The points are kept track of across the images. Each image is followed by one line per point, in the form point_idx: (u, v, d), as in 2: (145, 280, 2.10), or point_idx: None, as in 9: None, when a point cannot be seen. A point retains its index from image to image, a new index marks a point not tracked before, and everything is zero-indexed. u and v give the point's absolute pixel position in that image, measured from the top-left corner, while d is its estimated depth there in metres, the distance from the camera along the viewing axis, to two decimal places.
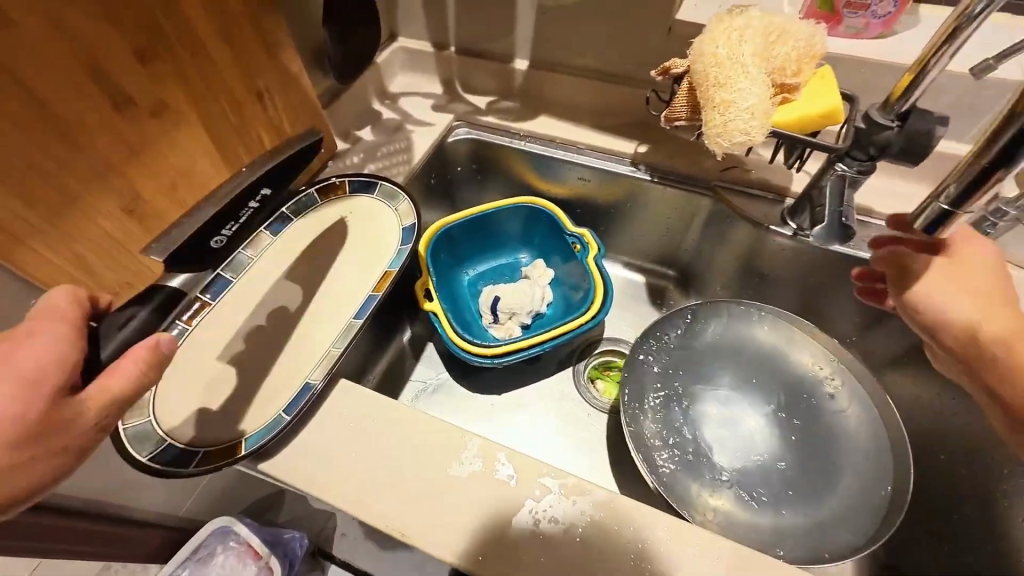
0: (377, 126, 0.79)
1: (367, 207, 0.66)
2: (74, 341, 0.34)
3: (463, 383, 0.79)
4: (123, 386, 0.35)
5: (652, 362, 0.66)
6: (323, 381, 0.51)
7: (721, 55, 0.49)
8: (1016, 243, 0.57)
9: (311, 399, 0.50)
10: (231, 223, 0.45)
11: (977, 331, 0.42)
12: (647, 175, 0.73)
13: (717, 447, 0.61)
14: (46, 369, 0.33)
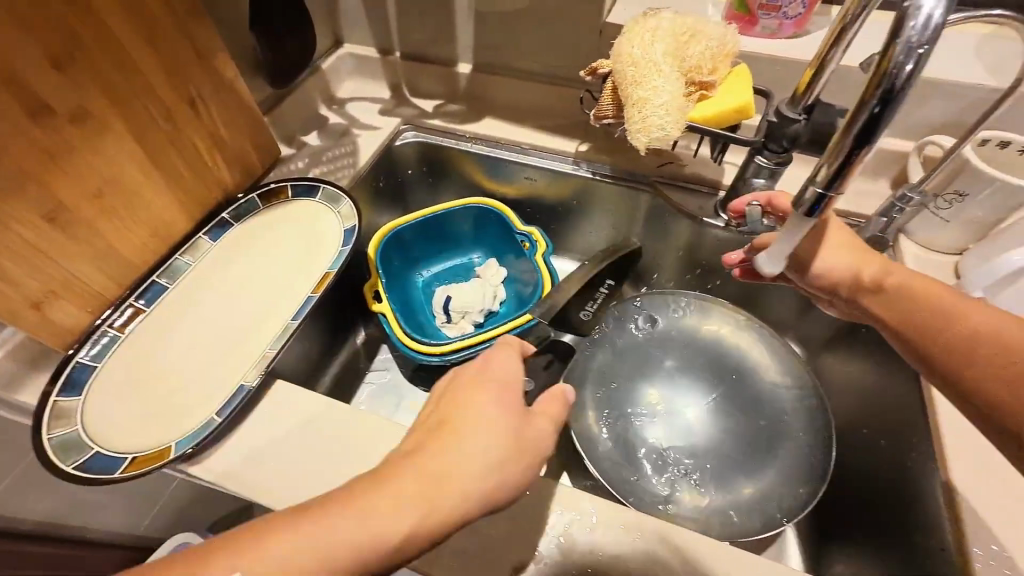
0: (323, 131, 0.80)
1: (308, 211, 0.67)
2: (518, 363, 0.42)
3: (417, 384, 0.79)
4: (558, 411, 0.41)
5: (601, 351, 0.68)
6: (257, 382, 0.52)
7: (636, 55, 0.52)
8: (924, 225, 0.61)
9: (243, 401, 0.50)
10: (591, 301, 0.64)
11: (861, 276, 0.49)
12: (588, 172, 0.75)
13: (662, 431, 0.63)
14: (510, 381, 0.40)
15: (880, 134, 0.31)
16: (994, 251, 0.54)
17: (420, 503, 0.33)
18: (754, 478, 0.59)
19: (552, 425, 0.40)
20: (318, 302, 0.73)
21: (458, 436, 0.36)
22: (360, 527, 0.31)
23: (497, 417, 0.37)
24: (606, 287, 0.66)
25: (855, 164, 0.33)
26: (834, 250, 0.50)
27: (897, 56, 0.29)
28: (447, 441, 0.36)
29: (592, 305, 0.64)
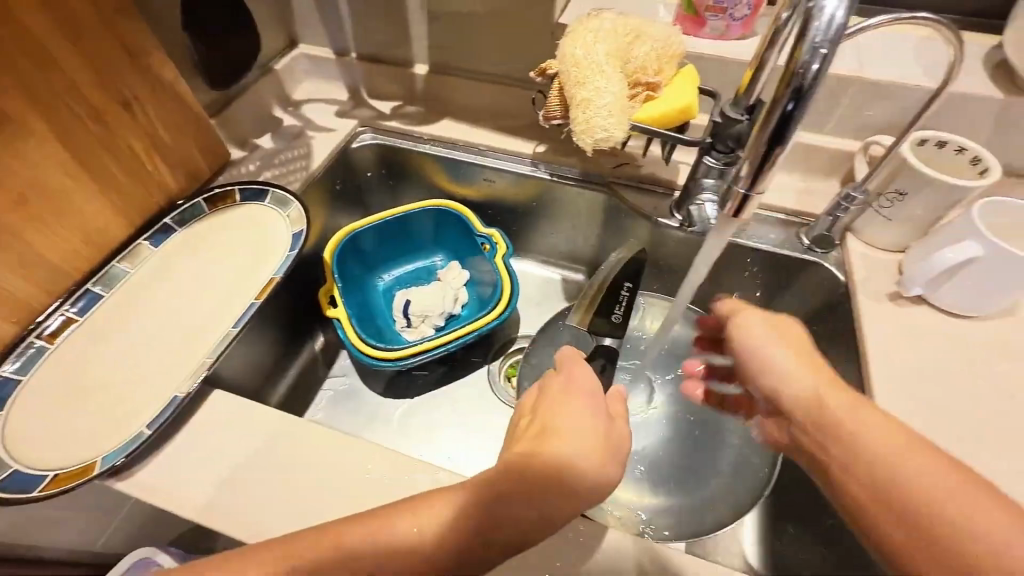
0: (277, 133, 0.78)
1: (256, 216, 0.65)
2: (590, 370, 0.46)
3: (384, 395, 0.77)
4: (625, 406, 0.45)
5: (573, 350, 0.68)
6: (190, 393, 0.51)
7: (578, 56, 0.52)
8: (869, 224, 0.62)
9: (175, 411, 0.49)
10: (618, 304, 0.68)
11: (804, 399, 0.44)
12: (546, 173, 0.75)
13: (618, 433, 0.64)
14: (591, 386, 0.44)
15: (793, 132, 0.32)
16: (932, 248, 0.55)
17: (525, 498, 0.37)
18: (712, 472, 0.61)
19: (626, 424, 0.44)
20: (275, 310, 0.72)
21: (555, 438, 0.40)
22: (475, 514, 0.37)
23: (589, 419, 0.42)
24: (627, 290, 0.69)
25: (772, 162, 0.33)
26: (776, 349, 0.46)
27: (803, 54, 0.29)
28: (549, 446, 0.39)
29: (621, 308, 0.67)
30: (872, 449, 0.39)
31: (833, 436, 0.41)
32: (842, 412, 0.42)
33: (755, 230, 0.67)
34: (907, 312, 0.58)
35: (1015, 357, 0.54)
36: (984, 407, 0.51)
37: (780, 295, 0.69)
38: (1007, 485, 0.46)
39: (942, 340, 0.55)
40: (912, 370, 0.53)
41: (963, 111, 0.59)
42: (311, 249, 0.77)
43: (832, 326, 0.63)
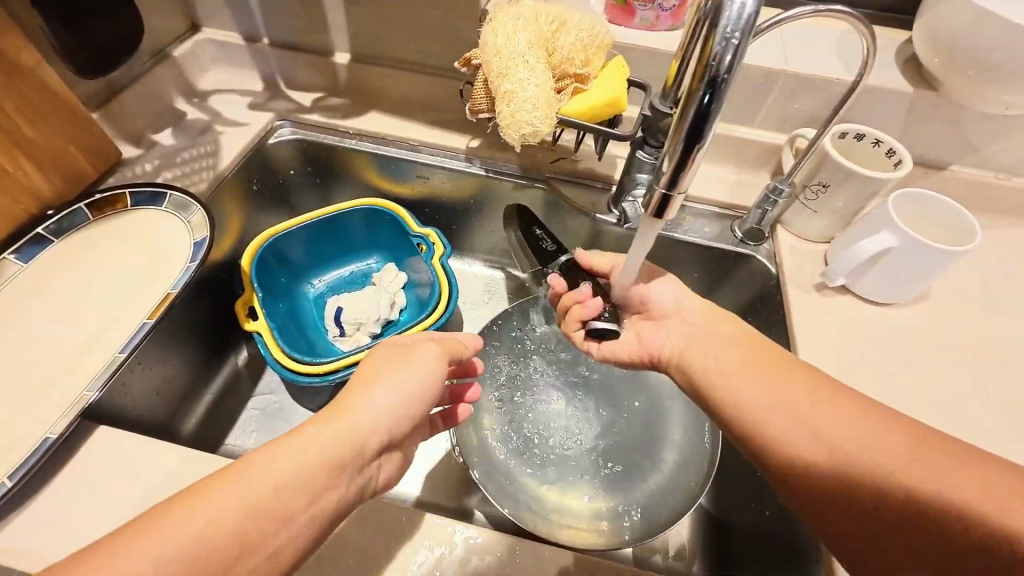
0: (178, 128, 0.70)
1: (153, 223, 0.59)
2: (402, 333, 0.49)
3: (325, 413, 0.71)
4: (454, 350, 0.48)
5: (492, 367, 0.65)
6: (64, 432, 0.45)
7: (499, 46, 0.49)
8: (796, 216, 0.63)
9: (44, 455, 0.43)
10: (546, 241, 0.65)
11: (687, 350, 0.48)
12: (480, 169, 0.72)
13: (562, 434, 0.61)
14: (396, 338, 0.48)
15: (712, 126, 0.29)
16: (855, 238, 0.56)
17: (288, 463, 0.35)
18: (657, 443, 0.61)
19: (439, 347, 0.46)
20: (190, 329, 0.65)
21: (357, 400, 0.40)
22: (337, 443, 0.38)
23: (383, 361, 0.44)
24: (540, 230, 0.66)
25: (693, 159, 0.31)
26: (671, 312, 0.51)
27: (715, 46, 0.27)
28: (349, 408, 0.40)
29: (550, 239, 0.65)
30: (770, 392, 0.41)
31: (733, 384, 0.43)
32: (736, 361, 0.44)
33: (691, 224, 0.67)
34: (832, 302, 0.59)
35: (928, 341, 0.57)
36: (903, 392, 0.53)
37: (718, 288, 0.69)
38: None
39: (864, 328, 0.57)
40: (838, 360, 0.55)
41: (877, 103, 0.61)
42: (226, 256, 0.70)
43: (766, 316, 0.64)
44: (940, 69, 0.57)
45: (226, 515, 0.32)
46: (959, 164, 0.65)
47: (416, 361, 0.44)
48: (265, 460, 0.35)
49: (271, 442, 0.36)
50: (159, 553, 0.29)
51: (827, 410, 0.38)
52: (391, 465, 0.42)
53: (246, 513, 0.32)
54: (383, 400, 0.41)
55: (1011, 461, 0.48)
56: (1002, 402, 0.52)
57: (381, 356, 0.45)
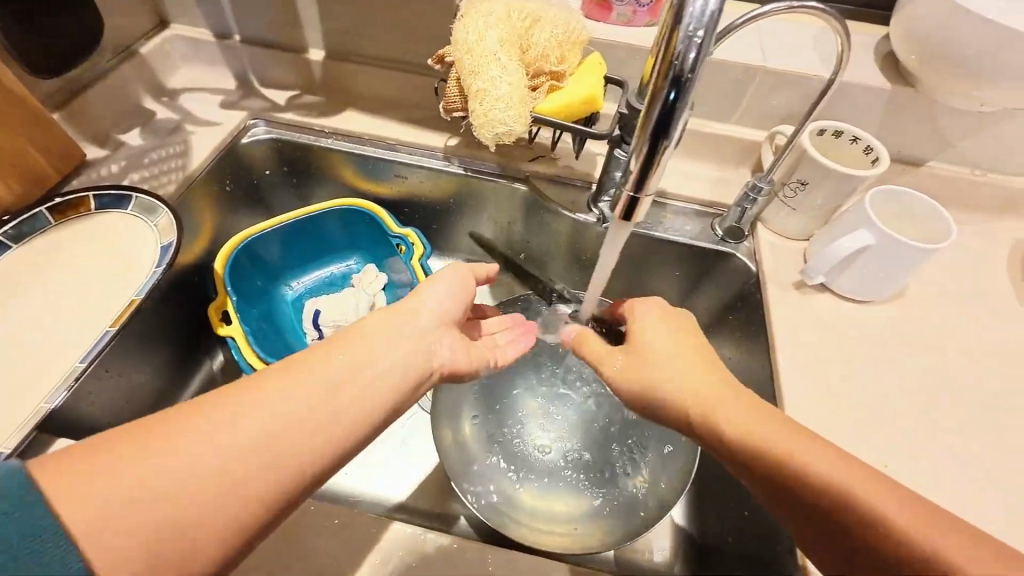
0: (147, 128, 0.69)
1: (118, 227, 0.57)
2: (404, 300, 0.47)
3: None
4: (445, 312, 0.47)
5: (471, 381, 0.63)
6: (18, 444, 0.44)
7: (470, 43, 0.48)
8: (776, 213, 0.63)
9: None
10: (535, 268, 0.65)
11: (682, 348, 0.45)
12: (459, 168, 0.71)
13: (551, 440, 0.61)
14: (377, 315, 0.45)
15: (678, 124, 0.29)
16: (834, 236, 0.56)
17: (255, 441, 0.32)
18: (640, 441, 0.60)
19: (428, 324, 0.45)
20: (162, 334, 0.63)
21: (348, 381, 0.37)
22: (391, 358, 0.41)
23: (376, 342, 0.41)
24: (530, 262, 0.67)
25: (659, 158, 0.30)
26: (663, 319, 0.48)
27: (678, 45, 0.26)
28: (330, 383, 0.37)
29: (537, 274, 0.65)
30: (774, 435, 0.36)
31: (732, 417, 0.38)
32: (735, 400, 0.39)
33: (671, 223, 0.67)
34: (811, 300, 0.59)
35: (906, 338, 0.57)
36: (881, 390, 0.52)
37: (700, 286, 0.69)
38: (902, 466, 0.47)
39: (842, 325, 0.57)
40: (817, 358, 0.54)
41: (855, 99, 0.61)
42: (198, 259, 0.68)
43: (746, 314, 0.63)
44: (916, 66, 0.57)
45: (184, 491, 0.29)
46: (936, 160, 0.65)
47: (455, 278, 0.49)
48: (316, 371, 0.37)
49: (280, 387, 0.35)
50: (232, 441, 0.31)
51: (837, 466, 0.33)
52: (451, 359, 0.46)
53: (309, 414, 0.34)
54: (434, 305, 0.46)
55: (984, 457, 0.48)
56: (977, 399, 0.53)
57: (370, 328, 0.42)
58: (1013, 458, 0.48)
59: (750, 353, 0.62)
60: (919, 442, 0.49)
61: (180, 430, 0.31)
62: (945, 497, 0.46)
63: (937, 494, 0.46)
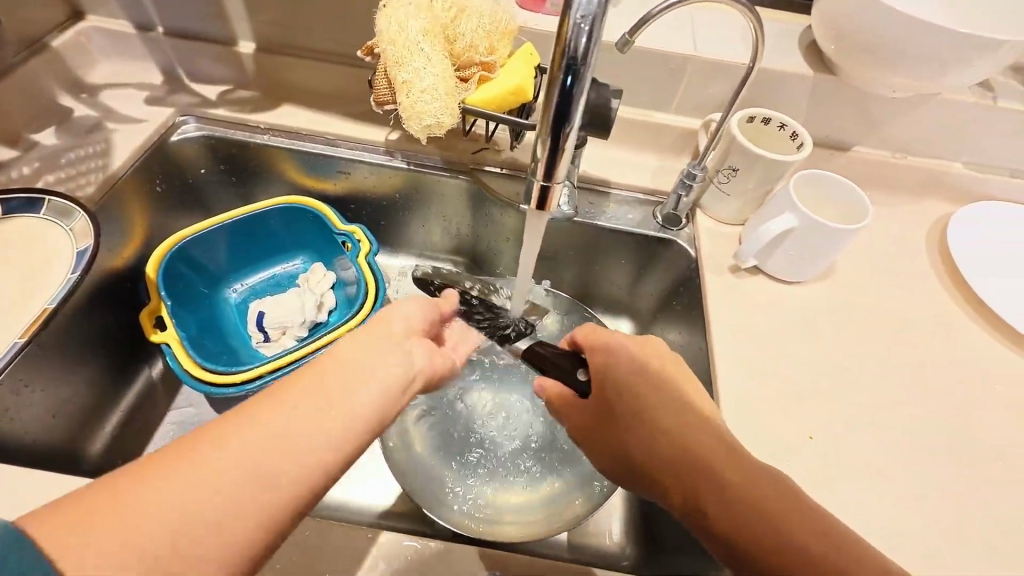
0: (64, 127, 0.65)
1: (30, 231, 0.54)
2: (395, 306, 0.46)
3: None
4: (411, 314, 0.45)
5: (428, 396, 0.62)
6: None
7: (393, 35, 0.47)
8: (713, 199, 0.64)
9: None
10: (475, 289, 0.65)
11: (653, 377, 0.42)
12: (402, 163, 0.70)
13: (523, 439, 0.61)
14: None
15: (576, 112, 0.29)
16: (763, 220, 0.58)
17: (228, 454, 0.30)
18: None
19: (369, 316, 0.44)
20: (96, 344, 0.61)
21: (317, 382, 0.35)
22: (371, 356, 0.38)
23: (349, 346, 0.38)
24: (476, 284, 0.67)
25: (563, 146, 0.30)
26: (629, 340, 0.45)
27: (568, 32, 0.26)
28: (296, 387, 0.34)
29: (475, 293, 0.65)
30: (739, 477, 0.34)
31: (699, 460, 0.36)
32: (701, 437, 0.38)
33: (614, 211, 0.68)
34: (746, 283, 0.61)
35: (832, 316, 0.59)
36: (807, 367, 0.55)
37: (646, 272, 0.70)
38: (824, 438, 0.50)
39: (772, 306, 0.59)
40: (748, 339, 0.56)
41: (783, 87, 0.63)
42: (128, 264, 0.65)
43: (688, 299, 0.65)
44: (835, 55, 0.59)
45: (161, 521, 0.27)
46: (861, 145, 0.68)
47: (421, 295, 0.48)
48: (292, 385, 0.34)
49: (252, 405, 0.33)
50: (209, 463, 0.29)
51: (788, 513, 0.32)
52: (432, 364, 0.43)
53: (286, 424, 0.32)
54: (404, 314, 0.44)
55: (898, 426, 0.51)
56: (895, 371, 0.56)
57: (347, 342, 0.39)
58: (922, 424, 0.52)
59: (692, 337, 0.63)
60: (840, 415, 0.52)
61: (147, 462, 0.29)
62: (858, 464, 0.49)
63: (854, 460, 0.49)
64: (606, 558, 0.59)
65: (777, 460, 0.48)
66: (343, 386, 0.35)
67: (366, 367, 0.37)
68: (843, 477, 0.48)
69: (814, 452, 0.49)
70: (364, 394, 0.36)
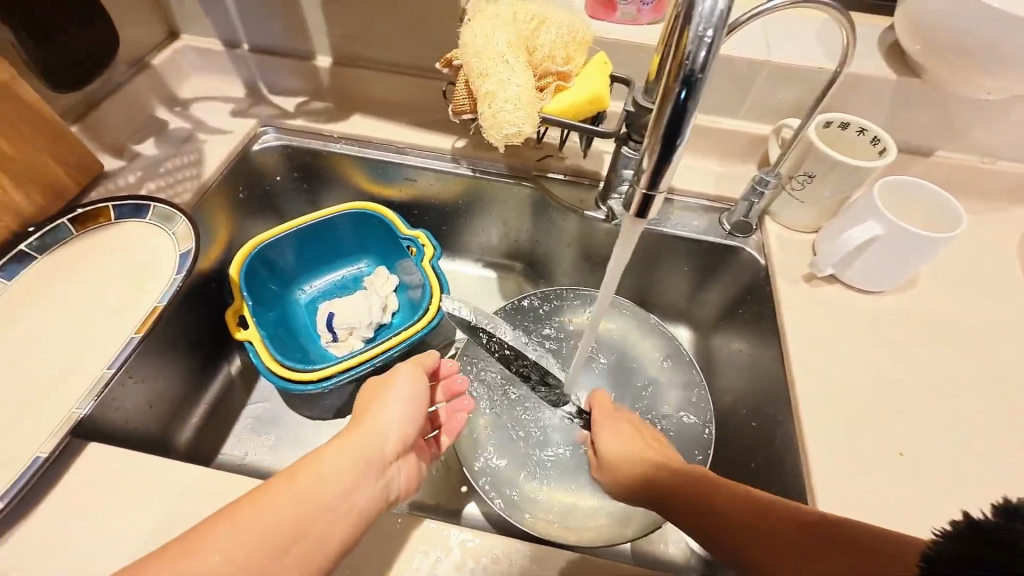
0: (161, 138, 0.70)
1: (138, 236, 0.59)
2: (409, 398, 0.48)
3: (317, 417, 0.70)
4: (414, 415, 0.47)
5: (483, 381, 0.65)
6: (54, 450, 0.45)
7: (478, 47, 0.49)
8: (785, 206, 0.63)
9: (34, 474, 0.44)
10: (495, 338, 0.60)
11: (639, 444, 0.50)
12: (468, 169, 0.72)
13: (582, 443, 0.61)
14: (365, 401, 0.48)
15: (688, 123, 0.30)
16: (841, 229, 0.57)
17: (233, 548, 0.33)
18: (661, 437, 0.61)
19: (391, 415, 0.46)
20: (185, 340, 0.65)
21: (319, 488, 0.38)
22: (344, 469, 0.40)
23: (355, 457, 0.42)
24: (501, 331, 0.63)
25: (671, 156, 0.31)
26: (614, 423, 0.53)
27: (688, 46, 0.28)
28: (298, 484, 0.38)
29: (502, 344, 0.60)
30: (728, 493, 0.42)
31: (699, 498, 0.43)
32: (686, 479, 0.44)
33: (680, 218, 0.67)
34: (822, 293, 0.59)
35: (916, 329, 0.57)
36: (891, 379, 0.53)
37: (710, 278, 0.69)
38: (917, 456, 0.48)
39: (850, 317, 0.57)
40: (826, 350, 0.55)
41: (863, 91, 0.61)
42: (215, 265, 0.69)
43: (756, 308, 0.63)
44: (921, 55, 0.57)
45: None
46: (944, 150, 0.65)
47: (406, 384, 0.49)
48: (279, 487, 0.37)
49: (255, 498, 0.36)
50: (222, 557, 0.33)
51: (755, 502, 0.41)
52: (403, 485, 0.45)
53: (289, 524, 0.36)
54: (396, 415, 0.46)
55: (999, 446, 0.48)
56: (991, 388, 0.52)
57: (354, 453, 0.42)
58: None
59: (759, 346, 0.62)
60: (931, 431, 0.49)
61: (164, 551, 0.33)
62: (957, 486, 0.46)
63: (953, 482, 0.46)
64: (670, 569, 0.58)
65: (865, 477, 0.46)
66: (320, 500, 0.38)
67: (342, 474, 0.40)
68: (939, 497, 0.45)
69: (906, 471, 0.47)
70: (338, 500, 0.39)
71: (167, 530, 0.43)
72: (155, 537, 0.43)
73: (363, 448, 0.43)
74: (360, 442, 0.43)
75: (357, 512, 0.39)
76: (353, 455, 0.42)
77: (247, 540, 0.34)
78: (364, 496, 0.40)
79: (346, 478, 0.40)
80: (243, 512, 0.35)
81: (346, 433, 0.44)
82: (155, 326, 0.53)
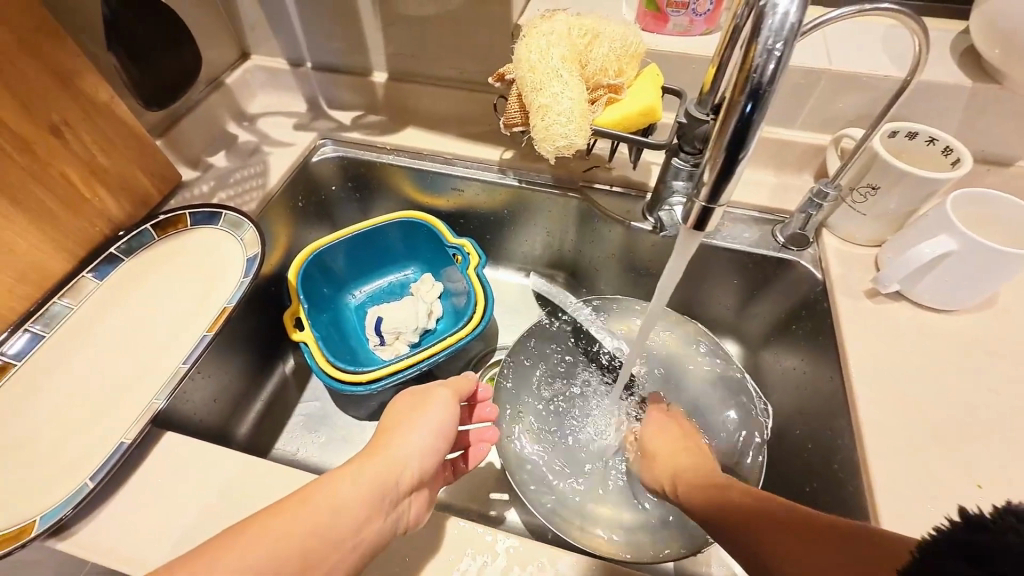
0: (231, 150, 0.76)
1: (209, 242, 0.64)
2: (432, 422, 0.49)
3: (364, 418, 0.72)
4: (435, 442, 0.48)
5: (529, 388, 0.65)
6: (136, 438, 0.49)
7: (533, 61, 0.50)
8: (844, 219, 0.60)
9: (119, 459, 0.48)
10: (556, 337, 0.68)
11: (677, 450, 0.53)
12: (514, 180, 0.73)
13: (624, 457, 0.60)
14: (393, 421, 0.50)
15: (753, 136, 0.30)
16: (909, 243, 0.54)
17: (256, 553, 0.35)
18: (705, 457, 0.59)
19: (413, 435, 0.47)
20: (247, 339, 0.69)
21: (336, 508, 0.39)
22: (364, 493, 0.41)
23: (376, 476, 0.42)
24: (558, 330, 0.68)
25: (734, 168, 0.31)
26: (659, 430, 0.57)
27: (757, 58, 0.28)
28: (318, 500, 0.39)
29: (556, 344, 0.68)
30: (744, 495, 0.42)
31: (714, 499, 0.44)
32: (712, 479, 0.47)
33: (730, 230, 0.66)
34: (885, 310, 0.56)
35: (994, 350, 0.53)
36: (966, 405, 0.49)
37: (761, 292, 0.67)
38: (996, 488, 0.44)
39: (918, 336, 0.54)
40: (891, 371, 0.52)
41: (933, 98, 0.58)
42: (275, 269, 0.73)
43: (812, 324, 0.61)
44: (1001, 60, 0.53)
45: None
46: None
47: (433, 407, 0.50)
48: (306, 502, 0.39)
49: (280, 511, 0.37)
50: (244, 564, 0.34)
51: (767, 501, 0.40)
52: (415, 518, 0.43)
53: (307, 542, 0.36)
54: (417, 442, 0.46)
55: None
56: None
57: (375, 472, 0.43)
58: None
59: (815, 364, 0.59)
60: (1015, 462, 0.45)
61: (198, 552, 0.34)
62: None
63: None
64: None
65: (937, 508, 0.43)
66: (337, 522, 0.38)
67: (361, 494, 0.41)
68: None
69: (984, 504, 0.43)
70: (353, 520, 0.39)
71: (232, 516, 0.46)
72: (221, 523, 0.46)
73: (382, 474, 0.43)
74: (380, 468, 0.43)
75: (367, 545, 0.39)
76: (372, 475, 0.42)
77: (264, 560, 0.34)
78: (377, 527, 0.40)
79: (362, 499, 0.40)
80: (264, 523, 0.36)
81: (368, 455, 0.45)
82: (224, 326, 0.58)
